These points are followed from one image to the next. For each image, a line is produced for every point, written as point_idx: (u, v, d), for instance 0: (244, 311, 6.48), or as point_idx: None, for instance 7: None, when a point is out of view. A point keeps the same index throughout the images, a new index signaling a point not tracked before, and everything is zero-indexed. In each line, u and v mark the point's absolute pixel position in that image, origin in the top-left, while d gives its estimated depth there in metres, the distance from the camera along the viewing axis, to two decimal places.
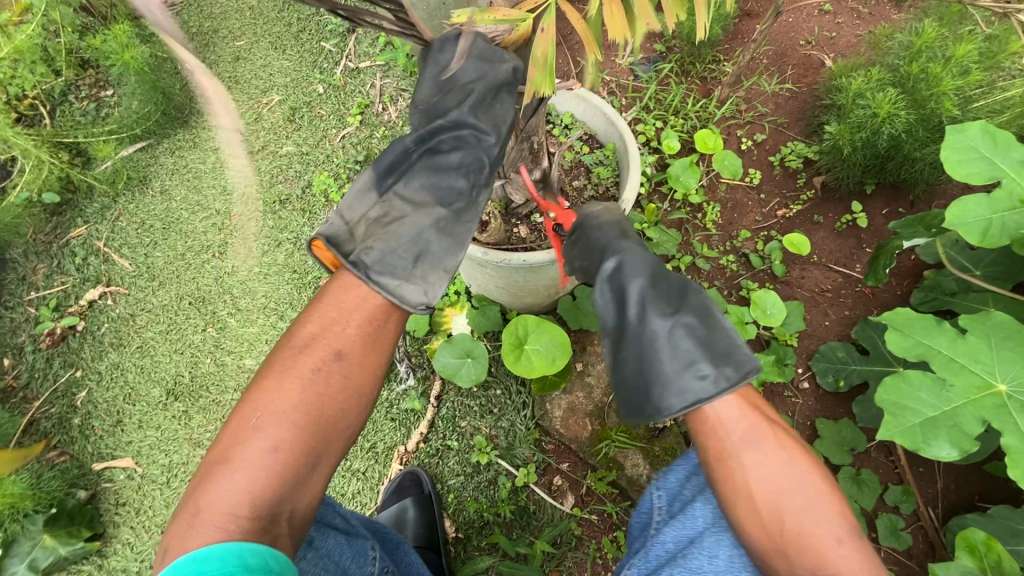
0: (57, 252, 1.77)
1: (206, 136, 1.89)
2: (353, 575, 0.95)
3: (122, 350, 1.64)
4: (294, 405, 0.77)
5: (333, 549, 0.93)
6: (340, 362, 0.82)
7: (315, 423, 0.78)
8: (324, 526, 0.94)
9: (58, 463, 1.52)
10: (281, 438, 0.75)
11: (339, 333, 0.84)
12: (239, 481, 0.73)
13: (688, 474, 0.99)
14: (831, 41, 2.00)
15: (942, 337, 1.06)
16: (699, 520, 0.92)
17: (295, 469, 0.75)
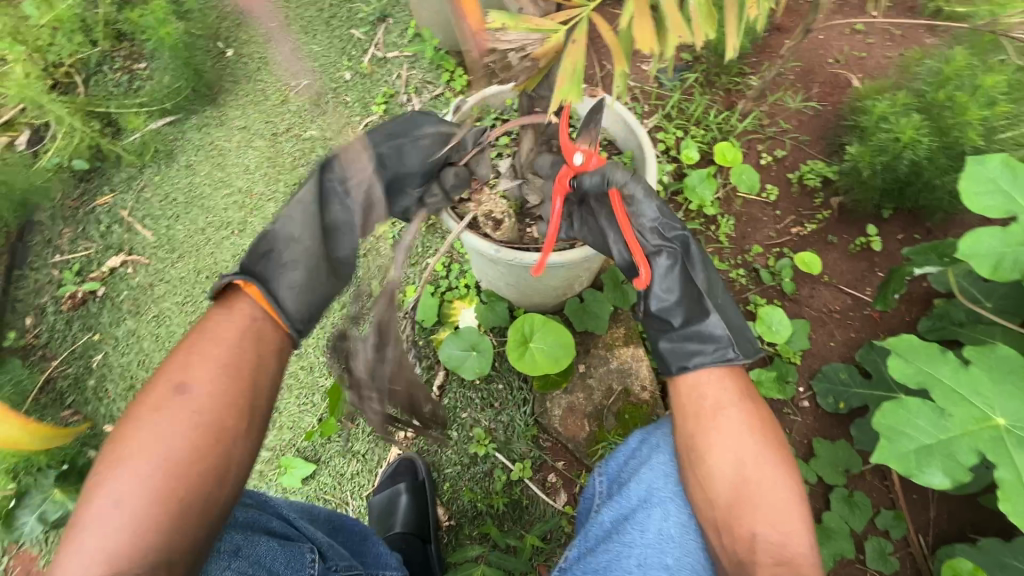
0: (83, 217, 1.82)
1: (233, 115, 1.94)
2: None
3: (139, 318, 1.69)
4: (143, 453, 0.75)
5: (263, 554, 0.93)
6: (181, 400, 0.79)
7: (166, 468, 0.74)
8: (252, 533, 0.95)
9: (72, 422, 1.57)
10: (130, 492, 0.72)
11: (189, 365, 0.82)
12: (95, 546, 0.70)
13: (626, 457, 1.05)
14: (859, 61, 1.99)
15: (944, 366, 1.07)
16: (631, 498, 0.97)
17: (154, 516, 0.72)
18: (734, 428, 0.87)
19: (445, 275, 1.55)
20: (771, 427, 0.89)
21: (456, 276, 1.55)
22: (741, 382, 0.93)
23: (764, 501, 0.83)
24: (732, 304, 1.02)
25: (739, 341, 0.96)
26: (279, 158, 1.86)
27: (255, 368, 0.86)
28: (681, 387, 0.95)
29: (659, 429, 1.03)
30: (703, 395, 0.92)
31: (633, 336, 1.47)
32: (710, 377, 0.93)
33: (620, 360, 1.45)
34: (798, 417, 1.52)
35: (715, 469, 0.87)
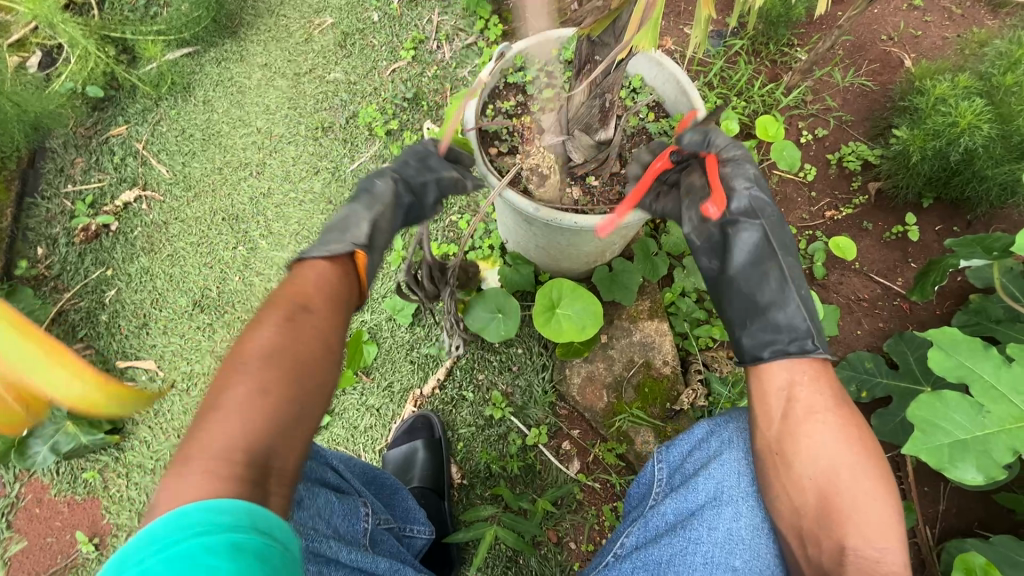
0: (96, 148, 1.75)
1: (253, 51, 1.84)
2: (344, 534, 0.92)
3: (153, 255, 1.65)
4: (267, 349, 0.74)
5: (325, 507, 0.91)
6: (311, 314, 0.80)
7: (293, 367, 0.73)
8: (312, 485, 0.92)
9: (84, 355, 1.56)
10: (265, 381, 0.71)
11: (302, 286, 0.83)
12: (230, 424, 0.67)
13: (691, 449, 1.01)
14: (915, 40, 1.88)
15: (988, 361, 1.02)
16: (699, 493, 0.94)
17: (283, 411, 0.70)
18: (829, 434, 0.87)
19: (469, 235, 1.52)
20: (869, 437, 0.87)
21: (480, 236, 1.51)
22: (836, 388, 0.92)
23: (857, 513, 0.82)
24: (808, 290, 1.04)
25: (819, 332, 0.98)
26: (300, 100, 1.78)
27: (349, 294, 0.88)
28: (768, 386, 0.96)
29: (729, 423, 1.00)
30: (796, 396, 0.92)
31: (659, 310, 1.43)
32: (804, 379, 0.93)
33: (644, 333, 1.41)
34: None
35: (806, 475, 0.87)
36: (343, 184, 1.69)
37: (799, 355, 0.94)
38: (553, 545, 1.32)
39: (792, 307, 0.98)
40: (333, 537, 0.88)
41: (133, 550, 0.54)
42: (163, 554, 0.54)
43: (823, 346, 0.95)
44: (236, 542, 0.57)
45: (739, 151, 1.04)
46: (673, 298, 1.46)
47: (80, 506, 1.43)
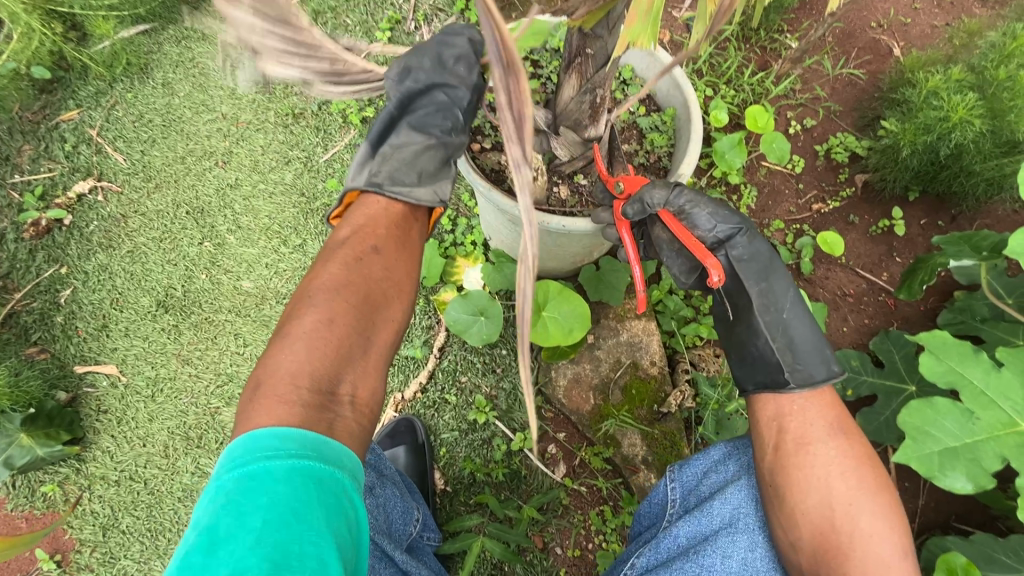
0: (44, 134, 1.62)
1: (216, 29, 1.72)
2: (398, 529, 0.99)
3: (111, 252, 1.54)
4: (337, 284, 0.80)
5: (389, 501, 0.96)
6: (378, 255, 0.86)
7: (362, 298, 0.81)
8: (385, 477, 0.98)
9: (38, 361, 1.45)
10: (334, 311, 0.77)
11: (372, 231, 0.89)
12: (298, 351, 0.73)
13: (707, 471, 0.99)
14: (904, 27, 1.84)
15: (977, 367, 1.01)
16: (714, 518, 0.91)
17: (347, 341, 0.77)
18: (825, 467, 0.84)
19: (450, 230, 1.46)
20: (867, 471, 0.84)
21: (462, 232, 1.46)
22: (830, 418, 0.88)
23: (859, 551, 0.80)
24: (804, 313, 0.93)
25: (804, 366, 0.90)
26: (268, 83, 1.67)
27: (413, 232, 0.94)
28: (762, 416, 0.92)
29: (748, 449, 0.97)
30: (786, 427, 0.88)
31: (646, 309, 1.39)
32: (791, 409, 0.90)
33: (631, 333, 1.38)
34: None
35: (802, 510, 0.83)
36: (316, 174, 1.60)
37: (771, 393, 0.91)
38: (538, 551, 1.29)
39: (761, 343, 0.93)
40: (388, 531, 0.93)
41: (218, 464, 0.63)
42: (235, 471, 0.61)
43: (798, 383, 0.89)
44: (297, 466, 0.62)
45: (684, 196, 0.97)
46: (661, 296, 1.42)
47: (41, 520, 1.36)
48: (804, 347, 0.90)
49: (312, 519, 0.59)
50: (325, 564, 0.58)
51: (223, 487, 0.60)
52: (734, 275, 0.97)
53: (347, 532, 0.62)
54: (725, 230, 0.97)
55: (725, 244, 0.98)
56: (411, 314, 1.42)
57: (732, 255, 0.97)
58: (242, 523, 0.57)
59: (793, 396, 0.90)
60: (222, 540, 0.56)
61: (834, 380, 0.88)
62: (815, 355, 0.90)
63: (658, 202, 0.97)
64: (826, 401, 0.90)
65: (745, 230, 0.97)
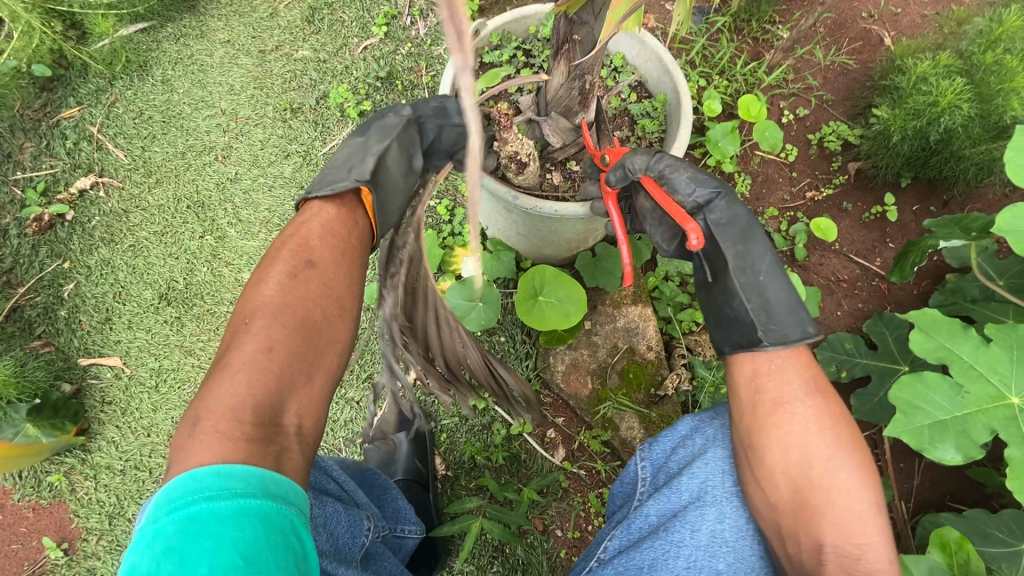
0: (45, 131, 1.64)
1: (215, 26, 1.74)
2: (345, 544, 0.93)
3: (114, 246, 1.56)
4: (274, 307, 0.82)
5: (330, 518, 0.91)
6: (312, 269, 0.89)
7: (299, 321, 0.82)
8: (321, 493, 0.93)
9: (42, 353, 1.47)
10: (272, 337, 0.79)
11: (307, 241, 0.92)
12: (237, 380, 0.74)
13: (676, 447, 1.01)
14: (895, 17, 1.86)
15: (966, 342, 1.03)
16: (683, 493, 0.93)
17: (288, 367, 0.78)
18: (802, 425, 0.84)
19: (448, 220, 1.48)
20: (842, 428, 0.85)
21: (459, 222, 1.48)
22: (807, 377, 0.89)
23: (835, 507, 0.80)
24: (779, 275, 0.96)
25: (777, 325, 0.92)
26: (266, 79, 1.69)
27: (355, 251, 0.95)
28: (739, 378, 0.93)
29: (714, 421, 1.00)
30: (763, 387, 0.89)
31: (642, 295, 1.41)
32: (769, 369, 0.91)
33: (628, 318, 1.39)
34: None
35: (778, 468, 0.84)
36: (316, 168, 1.61)
37: (747, 353, 0.93)
38: (539, 533, 1.31)
39: (737, 305, 0.95)
40: (331, 550, 0.88)
41: (156, 507, 0.62)
42: (177, 515, 0.61)
43: (772, 342, 0.91)
44: (240, 507, 0.63)
45: (664, 162, 1.00)
46: (657, 283, 1.44)
47: (46, 510, 1.38)
48: (777, 308, 0.93)
49: (257, 557, 0.60)
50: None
51: (163, 531, 0.60)
52: (712, 238, 0.99)
53: (297, 563, 0.63)
54: (703, 194, 1.00)
55: (702, 209, 1.00)
56: None
57: (710, 219, 0.99)
58: (184, 569, 0.57)
59: (772, 354, 0.92)
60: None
61: (809, 339, 0.90)
62: (789, 314, 0.93)
63: (639, 167, 1.00)
64: (803, 359, 0.92)
65: (723, 195, 0.99)
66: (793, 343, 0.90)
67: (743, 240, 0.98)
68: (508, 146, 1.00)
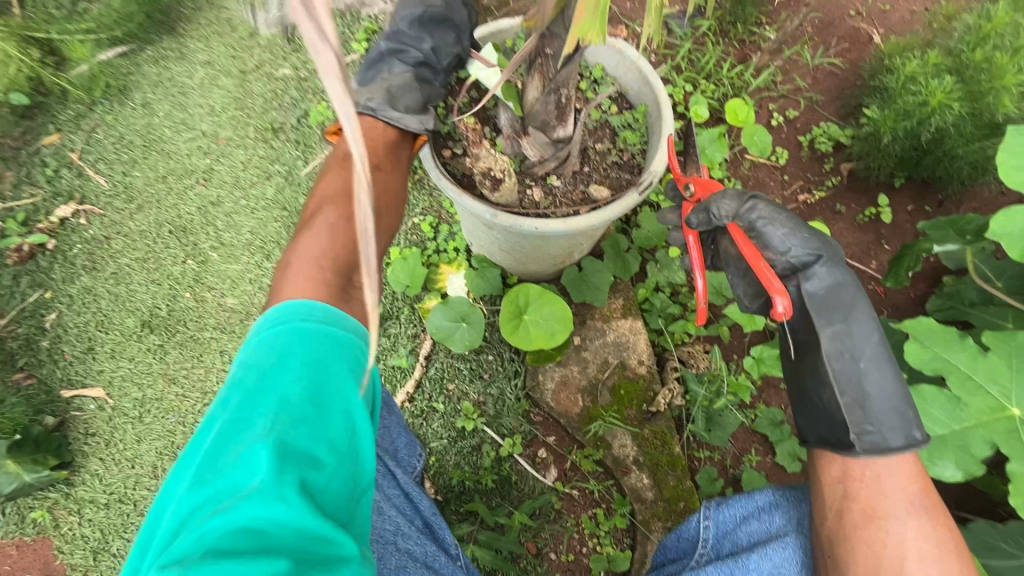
0: (25, 159, 1.63)
1: (194, 47, 1.72)
2: (405, 458, 1.10)
3: (96, 274, 1.54)
4: (342, 192, 0.91)
5: (394, 429, 1.08)
6: (379, 173, 0.98)
7: (364, 205, 0.91)
8: (390, 408, 1.09)
9: (24, 386, 1.45)
10: (350, 211, 0.88)
11: (368, 154, 0.99)
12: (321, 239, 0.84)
13: (747, 517, 0.98)
14: (883, 14, 1.83)
15: (963, 352, 1.00)
16: (750, 572, 0.90)
17: (361, 236, 0.87)
18: (900, 548, 0.78)
19: (432, 237, 1.45)
20: (952, 561, 0.77)
21: (445, 239, 1.45)
22: (912, 492, 0.80)
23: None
24: (884, 366, 0.85)
25: (877, 428, 0.83)
26: (247, 99, 1.67)
27: (402, 160, 1.04)
28: (830, 474, 0.87)
29: (799, 503, 0.94)
30: (853, 493, 0.83)
31: (632, 308, 1.38)
32: (862, 475, 0.83)
33: (618, 333, 1.36)
34: None
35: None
36: (297, 188, 1.60)
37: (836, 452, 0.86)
38: (532, 557, 1.28)
39: (828, 394, 0.87)
40: (394, 455, 1.05)
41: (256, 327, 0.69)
42: (274, 329, 0.68)
43: (865, 449, 0.82)
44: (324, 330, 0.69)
45: (756, 213, 0.92)
46: (647, 294, 1.41)
47: (30, 547, 1.36)
48: (881, 408, 0.84)
49: (337, 371, 0.66)
50: (349, 413, 0.65)
51: (266, 340, 0.66)
52: (803, 308, 0.90)
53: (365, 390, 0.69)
54: (802, 255, 0.90)
55: (807, 275, 0.89)
56: (396, 323, 1.41)
57: (806, 286, 0.89)
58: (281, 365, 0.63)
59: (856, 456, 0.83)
60: (269, 375, 0.62)
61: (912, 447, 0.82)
62: (894, 417, 0.83)
63: (726, 214, 0.93)
64: (914, 476, 0.82)
65: (829, 260, 0.89)
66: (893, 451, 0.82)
67: (846, 320, 0.87)
68: (480, 161, 1.06)
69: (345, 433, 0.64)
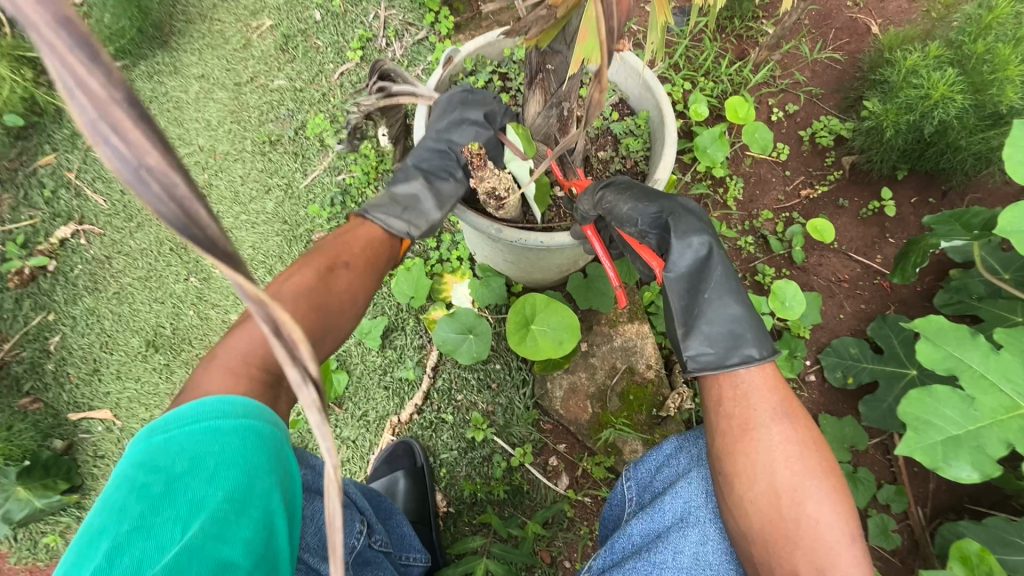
0: (22, 181, 1.61)
1: (188, 61, 1.70)
2: (334, 545, 0.87)
3: (98, 295, 1.54)
4: (304, 289, 0.82)
5: (318, 514, 0.85)
6: (346, 269, 0.89)
7: (321, 303, 0.83)
8: (313, 488, 0.87)
9: (31, 411, 1.45)
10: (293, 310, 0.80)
11: (344, 247, 0.92)
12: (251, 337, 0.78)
13: (660, 466, 0.98)
14: (881, 4, 1.81)
15: (975, 350, 0.99)
16: (666, 514, 0.90)
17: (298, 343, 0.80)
18: (769, 452, 0.81)
19: (435, 247, 1.44)
20: (813, 453, 0.81)
21: (447, 248, 1.44)
22: (775, 401, 0.85)
23: (806, 538, 0.77)
24: (731, 291, 0.93)
25: (739, 344, 0.89)
26: (243, 113, 1.66)
27: (384, 260, 0.96)
28: (717, 396, 0.89)
29: (698, 440, 0.95)
30: (731, 412, 0.85)
31: (638, 312, 1.37)
32: (735, 395, 0.87)
33: (625, 337, 1.36)
34: (804, 392, 1.50)
35: (747, 497, 0.80)
36: (298, 202, 1.58)
37: (714, 372, 0.89)
38: (546, 566, 1.28)
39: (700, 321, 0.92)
40: (316, 548, 0.82)
41: (160, 420, 0.65)
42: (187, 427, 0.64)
43: (738, 359, 0.88)
44: (245, 425, 0.67)
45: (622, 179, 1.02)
46: (653, 297, 1.40)
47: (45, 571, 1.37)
48: (736, 328, 0.91)
49: (253, 464, 0.64)
50: (269, 500, 0.65)
51: (176, 440, 0.63)
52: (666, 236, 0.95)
53: (286, 471, 0.68)
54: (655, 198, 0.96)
55: (655, 228, 0.96)
56: (401, 334, 1.41)
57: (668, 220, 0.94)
58: (193, 463, 0.62)
59: (738, 378, 0.88)
60: (178, 478, 0.61)
61: (768, 359, 0.88)
62: (730, 341, 0.90)
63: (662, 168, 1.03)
64: (772, 379, 0.88)
65: (670, 212, 0.95)
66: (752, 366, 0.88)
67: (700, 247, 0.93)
68: (484, 183, 0.98)
69: (261, 530, 0.63)
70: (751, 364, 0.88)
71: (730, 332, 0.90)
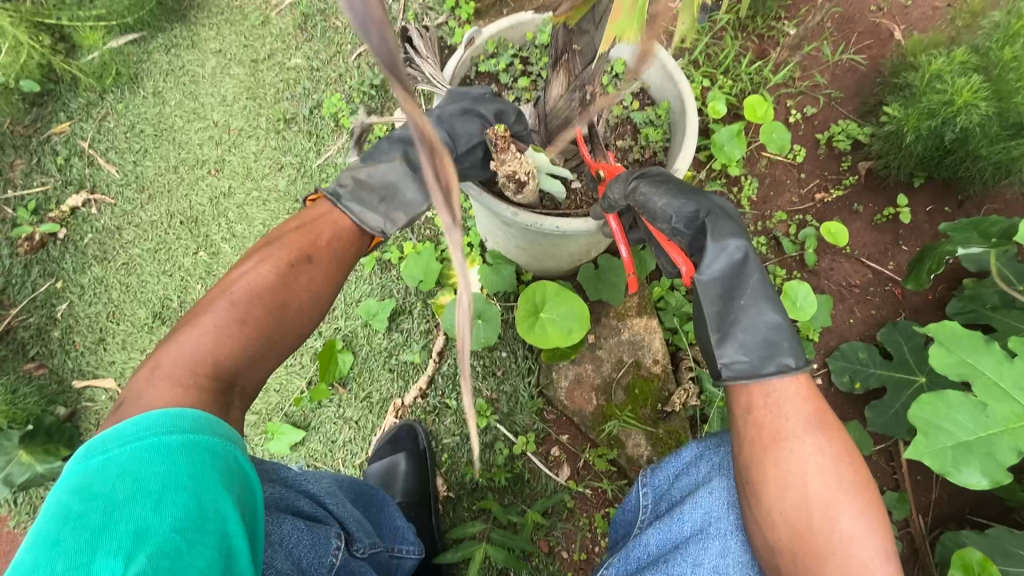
0: (36, 148, 1.62)
1: (205, 35, 1.69)
2: (311, 569, 0.83)
3: (106, 264, 1.54)
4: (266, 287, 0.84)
5: (288, 539, 0.81)
6: (311, 264, 0.89)
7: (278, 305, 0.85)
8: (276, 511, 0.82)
9: (36, 376, 1.46)
10: (248, 312, 0.82)
11: (317, 242, 0.92)
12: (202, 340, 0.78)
13: (678, 474, 0.97)
14: (905, 10, 1.78)
15: (988, 357, 0.98)
16: (684, 524, 0.89)
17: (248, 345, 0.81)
18: (802, 465, 0.81)
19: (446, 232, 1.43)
20: (846, 467, 0.81)
21: None
22: (807, 411, 0.84)
23: (838, 553, 0.77)
24: (768, 297, 0.91)
25: (776, 352, 0.87)
26: (258, 89, 1.64)
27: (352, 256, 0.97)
28: (739, 407, 0.88)
29: (719, 448, 0.94)
30: (762, 421, 0.84)
31: (647, 306, 1.34)
32: (765, 403, 0.85)
33: (633, 331, 1.33)
34: None
35: (777, 509, 0.80)
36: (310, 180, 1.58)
37: (750, 382, 0.86)
38: (544, 555, 1.28)
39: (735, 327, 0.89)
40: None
41: (101, 438, 0.63)
42: (131, 445, 0.62)
43: (776, 369, 0.85)
44: (191, 438, 0.65)
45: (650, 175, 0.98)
46: (662, 293, 1.38)
47: None
48: (774, 335, 0.88)
49: (203, 482, 0.62)
50: (224, 520, 0.62)
51: (116, 459, 0.61)
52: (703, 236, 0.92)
53: (240, 492, 0.66)
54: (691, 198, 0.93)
55: (689, 226, 0.93)
56: (408, 318, 1.40)
57: (706, 219, 0.92)
58: (137, 486, 0.59)
59: (767, 388, 0.86)
60: (117, 505, 0.58)
61: (807, 369, 0.86)
62: (767, 349, 0.87)
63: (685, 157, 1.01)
64: (805, 385, 0.86)
65: (708, 212, 0.92)
66: (791, 376, 0.86)
67: (737, 249, 0.90)
68: (506, 165, 0.97)
69: (219, 556, 0.60)
70: (789, 374, 0.85)
71: (767, 339, 0.88)
